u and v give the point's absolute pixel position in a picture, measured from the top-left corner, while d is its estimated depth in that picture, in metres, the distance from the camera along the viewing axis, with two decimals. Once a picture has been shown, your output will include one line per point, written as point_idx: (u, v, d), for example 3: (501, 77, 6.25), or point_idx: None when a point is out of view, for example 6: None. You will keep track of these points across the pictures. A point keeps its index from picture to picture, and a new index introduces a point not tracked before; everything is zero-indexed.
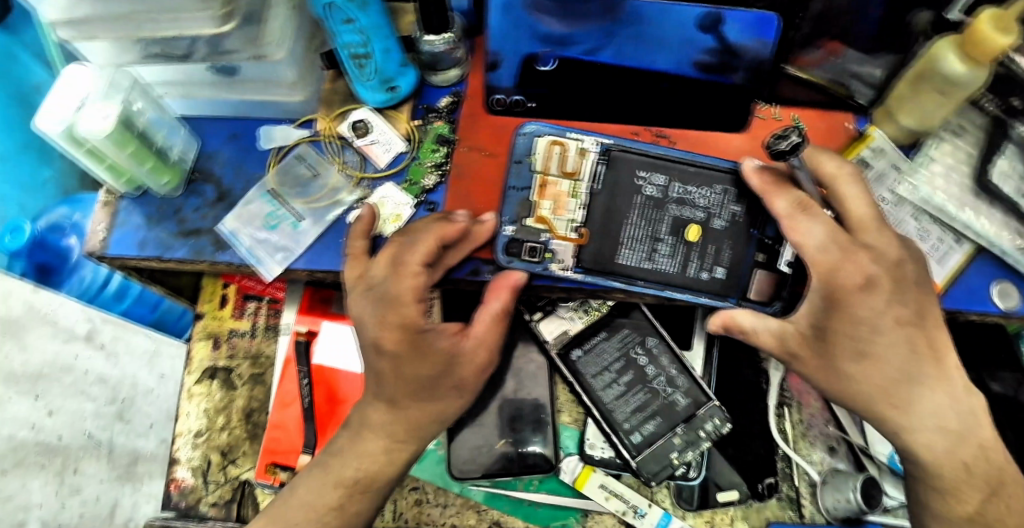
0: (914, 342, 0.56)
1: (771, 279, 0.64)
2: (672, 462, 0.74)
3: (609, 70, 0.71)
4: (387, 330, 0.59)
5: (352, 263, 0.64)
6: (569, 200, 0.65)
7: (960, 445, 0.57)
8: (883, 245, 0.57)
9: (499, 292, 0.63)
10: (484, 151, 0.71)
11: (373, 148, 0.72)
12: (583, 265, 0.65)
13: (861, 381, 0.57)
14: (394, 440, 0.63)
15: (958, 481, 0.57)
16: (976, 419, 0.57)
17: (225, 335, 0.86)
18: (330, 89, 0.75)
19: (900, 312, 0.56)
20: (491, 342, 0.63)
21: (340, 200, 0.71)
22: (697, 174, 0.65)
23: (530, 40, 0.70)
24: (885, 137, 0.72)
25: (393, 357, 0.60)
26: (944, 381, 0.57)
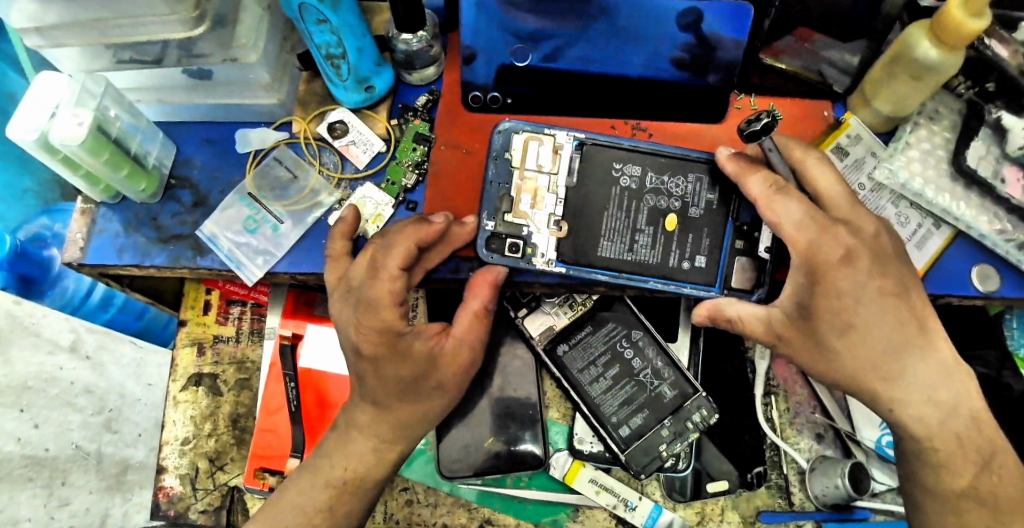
0: (897, 322, 0.57)
1: (750, 266, 0.65)
2: (661, 454, 0.74)
3: (586, 62, 0.72)
4: (371, 330, 0.59)
5: (333, 264, 0.64)
6: (547, 196, 0.65)
7: (945, 421, 0.58)
8: (862, 229, 0.58)
9: (480, 289, 0.63)
10: (460, 148, 0.70)
11: (351, 148, 0.72)
12: (565, 259, 0.64)
13: (846, 364, 0.57)
14: (382, 441, 0.63)
15: (946, 455, 0.58)
16: (961, 400, 0.58)
17: (209, 341, 0.84)
18: (307, 91, 0.74)
19: (882, 294, 0.56)
20: (473, 338, 0.63)
21: (320, 202, 0.70)
22: (670, 164, 0.65)
23: (507, 37, 0.70)
24: (862, 123, 0.72)
25: (374, 362, 0.60)
26: (927, 359, 0.57)
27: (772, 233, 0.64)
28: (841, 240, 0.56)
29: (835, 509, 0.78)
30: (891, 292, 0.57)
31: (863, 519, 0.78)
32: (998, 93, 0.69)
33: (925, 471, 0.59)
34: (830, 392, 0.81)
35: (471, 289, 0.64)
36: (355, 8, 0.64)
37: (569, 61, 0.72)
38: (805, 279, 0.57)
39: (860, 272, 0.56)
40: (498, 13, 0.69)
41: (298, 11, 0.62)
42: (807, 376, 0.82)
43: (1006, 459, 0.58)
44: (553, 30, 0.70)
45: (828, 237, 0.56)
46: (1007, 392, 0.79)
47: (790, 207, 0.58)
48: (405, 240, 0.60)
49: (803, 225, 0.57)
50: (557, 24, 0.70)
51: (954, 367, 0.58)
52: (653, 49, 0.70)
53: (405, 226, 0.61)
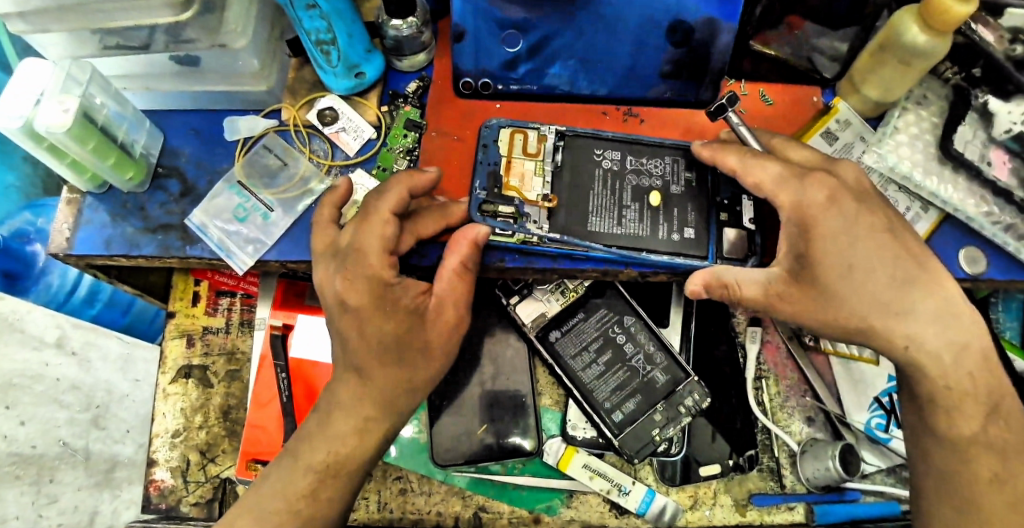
0: (898, 269, 0.56)
1: (740, 236, 0.64)
2: (654, 439, 0.74)
3: (573, 52, 0.69)
4: (357, 285, 0.59)
5: (320, 230, 0.63)
6: (535, 179, 0.65)
7: (958, 358, 0.56)
8: (844, 178, 0.59)
9: (458, 246, 0.61)
10: (449, 135, 0.70)
11: (340, 135, 0.71)
12: (557, 229, 0.64)
13: (851, 317, 0.56)
14: (366, 418, 0.61)
15: (961, 396, 0.57)
16: (969, 378, 0.57)
17: (199, 332, 0.82)
18: (296, 78, 0.73)
19: (879, 268, 0.55)
20: (459, 295, 0.62)
21: (310, 189, 0.70)
22: (648, 148, 0.67)
23: (491, 23, 0.68)
24: (851, 109, 0.73)
25: (357, 314, 0.60)
26: (923, 343, 0.56)
27: (754, 204, 0.64)
28: (829, 190, 0.57)
29: (825, 491, 0.80)
30: (884, 241, 0.56)
31: (853, 500, 0.80)
32: (984, 79, 0.70)
33: (927, 452, 0.59)
34: (820, 376, 0.83)
35: (451, 246, 0.62)
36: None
37: (557, 49, 0.69)
38: (794, 240, 0.58)
39: (852, 222, 0.56)
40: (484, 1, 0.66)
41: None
42: (798, 360, 0.83)
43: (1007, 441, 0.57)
44: (540, 21, 0.67)
45: (815, 191, 0.57)
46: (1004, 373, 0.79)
47: (770, 170, 0.59)
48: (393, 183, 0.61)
49: (788, 193, 0.58)
50: (541, 13, 0.66)
51: (963, 315, 0.57)
52: (640, 39, 0.68)
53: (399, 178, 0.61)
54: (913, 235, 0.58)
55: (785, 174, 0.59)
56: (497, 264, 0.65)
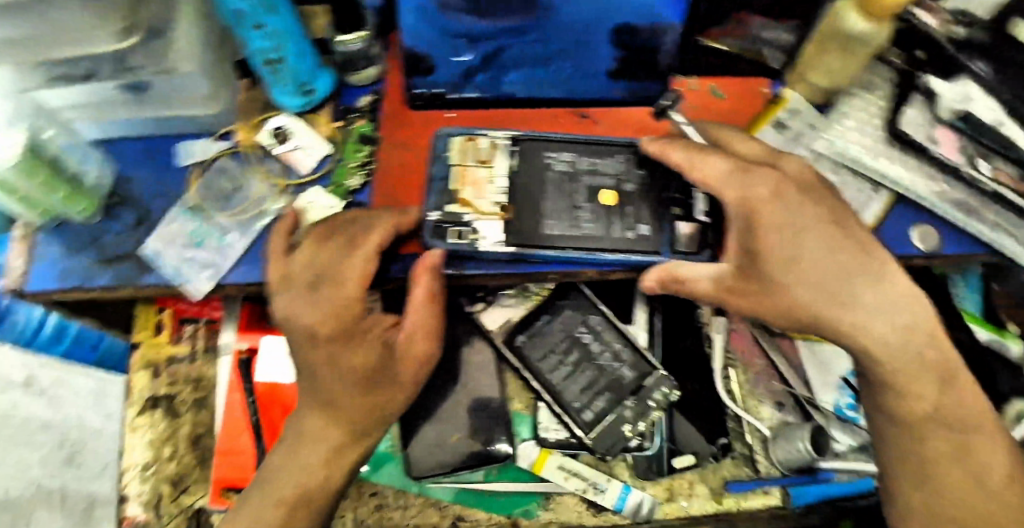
0: (844, 259, 0.58)
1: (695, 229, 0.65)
2: (625, 435, 0.75)
3: (530, 53, 0.65)
4: (325, 318, 0.59)
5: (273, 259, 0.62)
6: (488, 187, 0.64)
7: (906, 341, 0.58)
8: (786, 170, 0.61)
9: (420, 275, 0.61)
10: (406, 147, 0.67)
11: (294, 154, 0.67)
12: (514, 242, 0.63)
13: (800, 308, 0.58)
14: (334, 445, 0.62)
15: (911, 377, 0.59)
16: (919, 359, 0.58)
17: (164, 363, 0.79)
18: (248, 98, 0.70)
19: (825, 254, 0.57)
20: (427, 328, 0.62)
21: (265, 210, 0.67)
22: (599, 147, 0.67)
23: (441, 34, 0.60)
24: (800, 99, 0.72)
25: (329, 345, 0.59)
26: (873, 328, 0.58)
27: (706, 196, 0.65)
28: (774, 184, 0.58)
29: (800, 472, 0.79)
30: (831, 234, 0.58)
31: (827, 480, 0.80)
32: (928, 61, 0.73)
33: (886, 433, 0.61)
34: (787, 360, 0.84)
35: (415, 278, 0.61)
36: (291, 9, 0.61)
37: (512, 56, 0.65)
38: (742, 236, 0.59)
39: (798, 215, 0.58)
40: (431, 11, 0.57)
41: (234, 17, 0.58)
42: (762, 346, 0.84)
43: (958, 417, 0.59)
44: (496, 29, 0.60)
45: (759, 185, 0.58)
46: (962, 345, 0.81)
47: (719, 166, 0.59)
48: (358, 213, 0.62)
49: (734, 188, 0.59)
50: (498, 24, 0.60)
51: (909, 298, 0.58)
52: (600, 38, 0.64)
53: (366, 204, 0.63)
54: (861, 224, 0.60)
55: (733, 168, 0.59)
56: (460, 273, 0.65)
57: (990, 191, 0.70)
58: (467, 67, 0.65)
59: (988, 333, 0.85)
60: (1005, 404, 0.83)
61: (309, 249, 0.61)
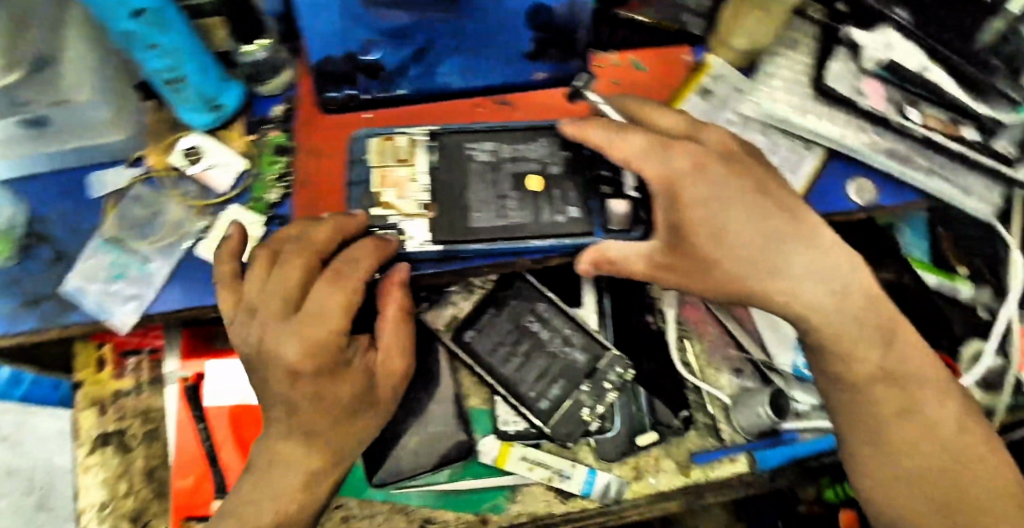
0: (772, 226, 0.58)
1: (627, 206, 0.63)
2: (584, 419, 0.75)
3: (452, 46, 0.63)
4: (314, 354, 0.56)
5: (223, 287, 0.60)
6: (411, 186, 0.63)
7: (839, 301, 0.59)
8: (707, 142, 0.61)
9: (391, 291, 0.61)
10: (323, 154, 0.66)
11: (209, 173, 0.65)
12: (441, 239, 0.61)
13: (731, 279, 0.58)
14: (280, 468, 0.59)
15: (849, 336, 0.59)
16: (853, 317, 0.59)
17: (110, 398, 0.77)
18: (157, 120, 0.67)
19: (749, 218, 0.57)
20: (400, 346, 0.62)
21: (186, 233, 0.64)
22: (521, 134, 0.66)
23: (369, 33, 0.59)
24: (724, 63, 0.71)
25: (314, 379, 0.57)
26: (807, 292, 0.58)
27: (635, 173, 0.64)
28: (694, 158, 0.58)
29: (762, 437, 0.80)
30: (755, 206, 0.58)
31: (791, 440, 0.80)
32: (849, 14, 0.72)
33: (832, 393, 0.61)
34: (741, 326, 0.84)
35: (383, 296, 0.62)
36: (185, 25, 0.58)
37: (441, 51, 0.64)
38: (666, 212, 0.58)
39: (721, 187, 0.57)
40: (359, 12, 0.56)
41: (124, 39, 0.55)
42: (715, 315, 0.84)
43: (900, 370, 0.60)
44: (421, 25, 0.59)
45: (680, 160, 0.58)
46: (908, 293, 0.82)
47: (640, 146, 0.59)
48: (330, 235, 0.59)
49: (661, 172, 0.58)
50: (420, 17, 0.58)
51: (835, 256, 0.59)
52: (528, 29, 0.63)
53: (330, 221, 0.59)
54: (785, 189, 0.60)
55: (653, 146, 0.59)
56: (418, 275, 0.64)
57: (921, 138, 0.69)
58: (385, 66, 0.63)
59: (938, 279, 0.85)
60: (959, 347, 0.82)
61: (264, 268, 0.58)
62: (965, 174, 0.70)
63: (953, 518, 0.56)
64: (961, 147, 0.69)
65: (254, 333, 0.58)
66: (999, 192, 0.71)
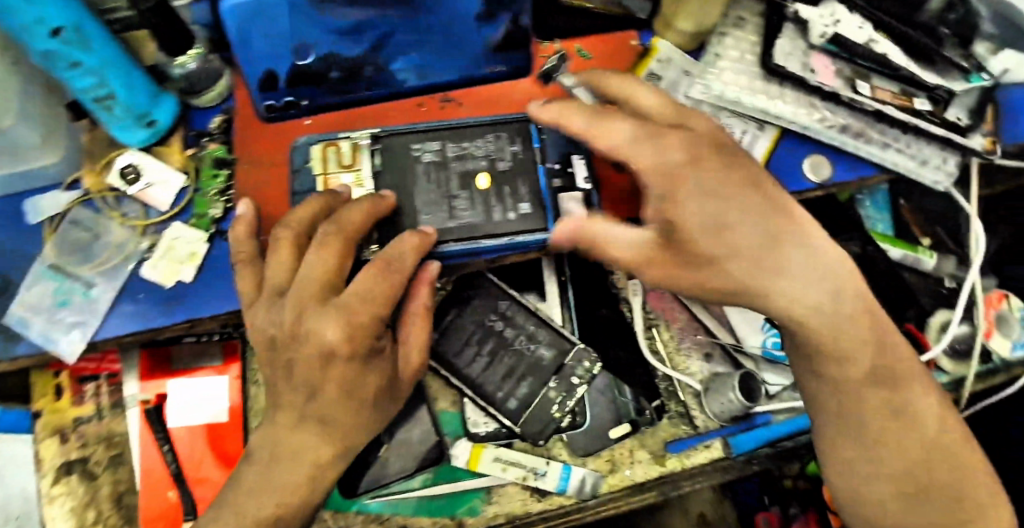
0: None
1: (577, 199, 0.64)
2: (554, 416, 0.75)
3: (400, 48, 0.62)
4: (352, 340, 0.53)
5: (243, 270, 0.58)
6: (355, 192, 0.62)
7: None
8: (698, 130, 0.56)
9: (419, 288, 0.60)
10: (266, 164, 0.64)
11: (149, 192, 0.63)
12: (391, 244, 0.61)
13: None
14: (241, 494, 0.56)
15: None
16: (842, 300, 0.55)
17: (71, 426, 0.76)
18: (91, 139, 0.65)
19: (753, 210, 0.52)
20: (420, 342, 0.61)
21: (130, 254, 0.62)
22: (467, 131, 0.64)
23: (319, 32, 0.57)
24: (671, 46, 0.70)
25: (344, 370, 0.54)
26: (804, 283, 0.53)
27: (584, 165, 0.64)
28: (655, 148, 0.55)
29: (736, 421, 0.80)
30: (749, 204, 0.52)
31: (765, 423, 0.81)
32: None
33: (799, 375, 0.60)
34: (708, 311, 0.84)
35: (412, 288, 0.60)
36: (108, 40, 0.56)
37: (399, 44, 0.61)
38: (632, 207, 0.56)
39: (726, 180, 0.52)
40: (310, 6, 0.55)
41: (44, 59, 0.54)
42: (682, 301, 0.83)
43: None
44: (373, 19, 0.58)
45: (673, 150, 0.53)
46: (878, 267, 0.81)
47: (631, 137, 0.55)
48: (365, 219, 0.57)
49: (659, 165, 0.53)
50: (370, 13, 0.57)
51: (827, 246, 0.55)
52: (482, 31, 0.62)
53: (363, 206, 0.57)
54: (769, 176, 0.55)
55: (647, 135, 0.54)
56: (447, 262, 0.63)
57: (873, 111, 0.68)
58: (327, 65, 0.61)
59: (902, 252, 0.85)
60: (929, 316, 0.82)
61: (292, 257, 0.56)
62: (920, 145, 0.70)
63: (923, 490, 0.57)
64: (913, 118, 0.68)
65: (289, 312, 0.54)
66: (954, 161, 0.70)
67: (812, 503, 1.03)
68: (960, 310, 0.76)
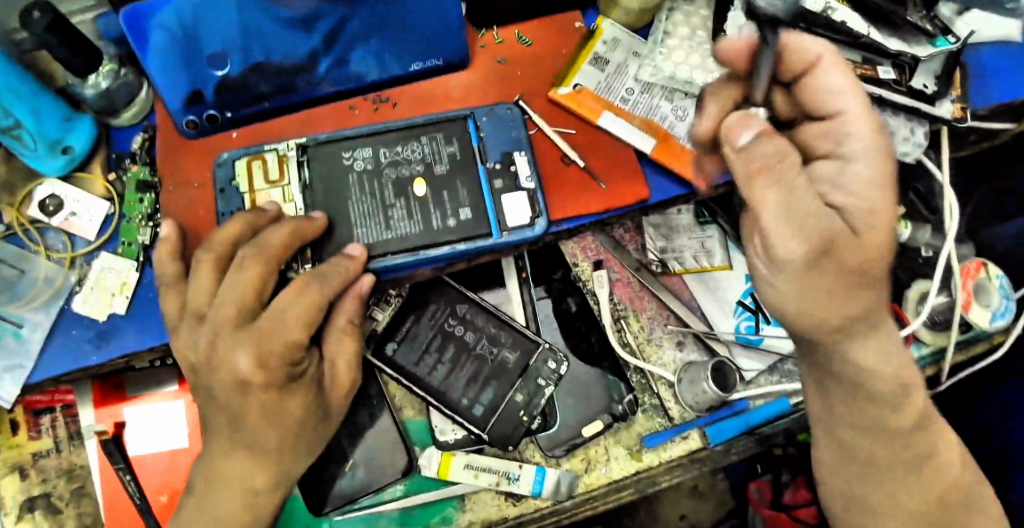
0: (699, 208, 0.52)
1: (520, 198, 0.61)
2: (522, 419, 0.72)
3: (333, 51, 0.62)
4: (262, 367, 0.51)
5: (168, 292, 0.56)
6: (285, 207, 0.60)
7: None
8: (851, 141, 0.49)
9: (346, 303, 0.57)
10: (193, 184, 0.61)
11: (73, 221, 0.61)
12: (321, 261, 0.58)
13: None
14: None
15: None
16: None
17: (30, 462, 0.73)
18: (9, 171, 0.62)
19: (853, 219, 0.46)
20: (353, 357, 0.58)
21: (59, 290, 0.60)
22: (400, 135, 0.62)
23: (270, 25, 0.58)
24: (616, 26, 0.67)
25: (262, 395, 0.52)
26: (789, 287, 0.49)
27: (526, 162, 0.62)
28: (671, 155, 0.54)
29: (711, 411, 0.77)
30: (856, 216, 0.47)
31: (744, 409, 0.79)
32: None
33: None
34: (677, 298, 0.81)
35: (340, 300, 0.57)
36: (10, 67, 0.53)
37: (356, 33, 0.61)
38: None
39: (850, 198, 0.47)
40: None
41: None
42: (651, 289, 0.80)
43: None
44: (329, 7, 0.59)
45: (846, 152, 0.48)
46: None
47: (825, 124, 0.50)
48: (288, 242, 0.54)
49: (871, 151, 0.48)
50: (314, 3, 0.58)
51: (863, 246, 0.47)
52: (422, 36, 0.63)
53: (294, 225, 0.55)
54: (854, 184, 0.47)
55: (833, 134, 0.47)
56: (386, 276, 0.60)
57: None
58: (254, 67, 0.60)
59: None
60: (906, 289, 0.81)
61: (211, 277, 0.53)
62: (888, 117, 0.68)
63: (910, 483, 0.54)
64: (878, 89, 0.65)
65: (203, 338, 0.52)
66: (921, 132, 0.68)
67: (804, 468, 0.97)
68: (935, 282, 0.74)
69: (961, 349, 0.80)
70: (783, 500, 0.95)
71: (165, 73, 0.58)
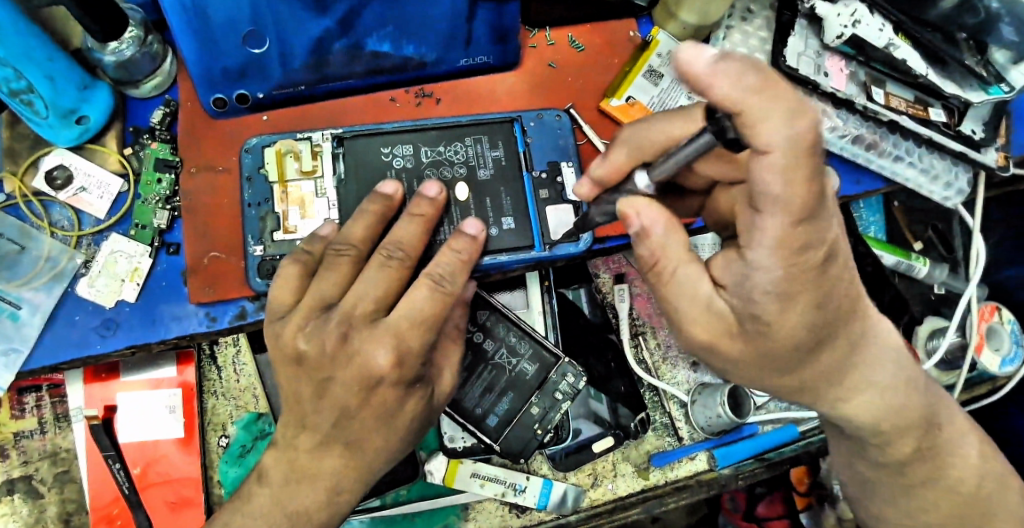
0: None
1: (565, 210, 0.59)
2: (537, 432, 0.70)
3: (376, 32, 0.57)
4: (402, 366, 0.49)
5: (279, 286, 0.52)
6: (316, 201, 0.57)
7: None
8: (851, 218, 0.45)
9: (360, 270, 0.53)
10: (215, 168, 0.57)
11: (82, 197, 0.57)
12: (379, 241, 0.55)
13: None
14: None
15: None
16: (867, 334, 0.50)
17: (11, 441, 0.68)
18: (14, 135, 0.57)
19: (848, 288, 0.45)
20: None
21: (62, 270, 0.55)
22: (442, 134, 0.59)
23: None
24: (672, 38, 0.64)
25: (333, 388, 0.50)
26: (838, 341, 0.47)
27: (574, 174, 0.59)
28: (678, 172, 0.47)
29: (721, 434, 0.77)
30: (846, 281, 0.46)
31: (752, 434, 0.79)
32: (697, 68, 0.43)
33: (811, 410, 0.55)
34: None
35: None
36: (27, 29, 0.48)
37: (371, 20, 0.56)
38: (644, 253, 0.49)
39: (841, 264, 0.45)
40: None
41: None
42: None
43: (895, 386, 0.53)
44: None
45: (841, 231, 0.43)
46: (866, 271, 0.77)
47: (769, 163, 0.38)
48: (364, 237, 0.53)
49: (804, 238, 0.41)
50: None
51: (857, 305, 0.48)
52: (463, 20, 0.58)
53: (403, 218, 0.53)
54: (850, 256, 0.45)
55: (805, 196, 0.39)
56: (483, 270, 0.58)
57: (886, 121, 0.64)
58: (284, 45, 0.55)
59: (896, 257, 0.80)
60: (917, 326, 0.81)
61: None
62: (934, 159, 0.68)
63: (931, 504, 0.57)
64: (929, 130, 0.65)
65: (319, 337, 0.50)
66: (966, 178, 0.69)
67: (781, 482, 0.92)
68: (954, 323, 0.74)
69: (966, 388, 0.83)
70: (756, 512, 0.92)
71: (191, 46, 0.53)
